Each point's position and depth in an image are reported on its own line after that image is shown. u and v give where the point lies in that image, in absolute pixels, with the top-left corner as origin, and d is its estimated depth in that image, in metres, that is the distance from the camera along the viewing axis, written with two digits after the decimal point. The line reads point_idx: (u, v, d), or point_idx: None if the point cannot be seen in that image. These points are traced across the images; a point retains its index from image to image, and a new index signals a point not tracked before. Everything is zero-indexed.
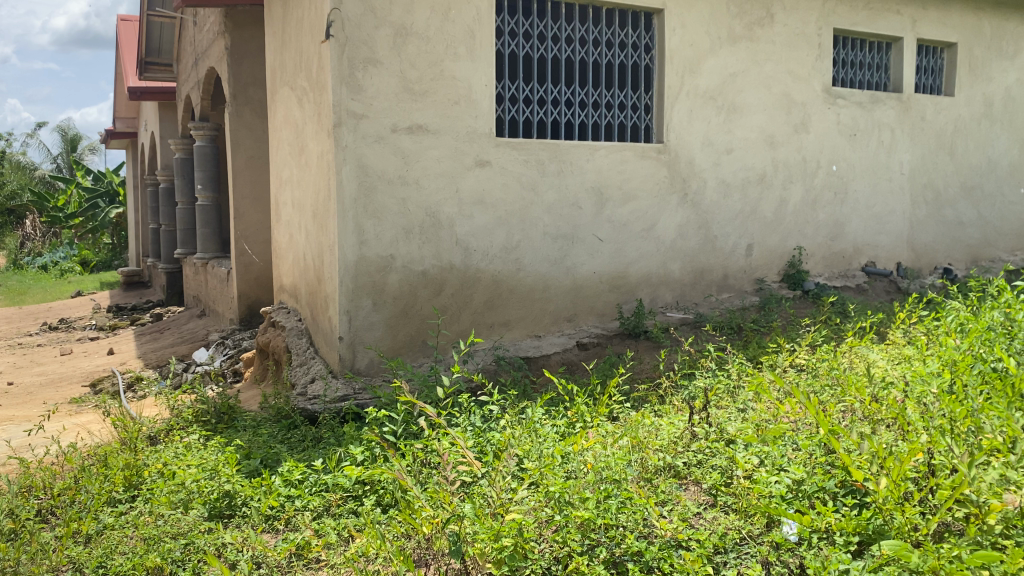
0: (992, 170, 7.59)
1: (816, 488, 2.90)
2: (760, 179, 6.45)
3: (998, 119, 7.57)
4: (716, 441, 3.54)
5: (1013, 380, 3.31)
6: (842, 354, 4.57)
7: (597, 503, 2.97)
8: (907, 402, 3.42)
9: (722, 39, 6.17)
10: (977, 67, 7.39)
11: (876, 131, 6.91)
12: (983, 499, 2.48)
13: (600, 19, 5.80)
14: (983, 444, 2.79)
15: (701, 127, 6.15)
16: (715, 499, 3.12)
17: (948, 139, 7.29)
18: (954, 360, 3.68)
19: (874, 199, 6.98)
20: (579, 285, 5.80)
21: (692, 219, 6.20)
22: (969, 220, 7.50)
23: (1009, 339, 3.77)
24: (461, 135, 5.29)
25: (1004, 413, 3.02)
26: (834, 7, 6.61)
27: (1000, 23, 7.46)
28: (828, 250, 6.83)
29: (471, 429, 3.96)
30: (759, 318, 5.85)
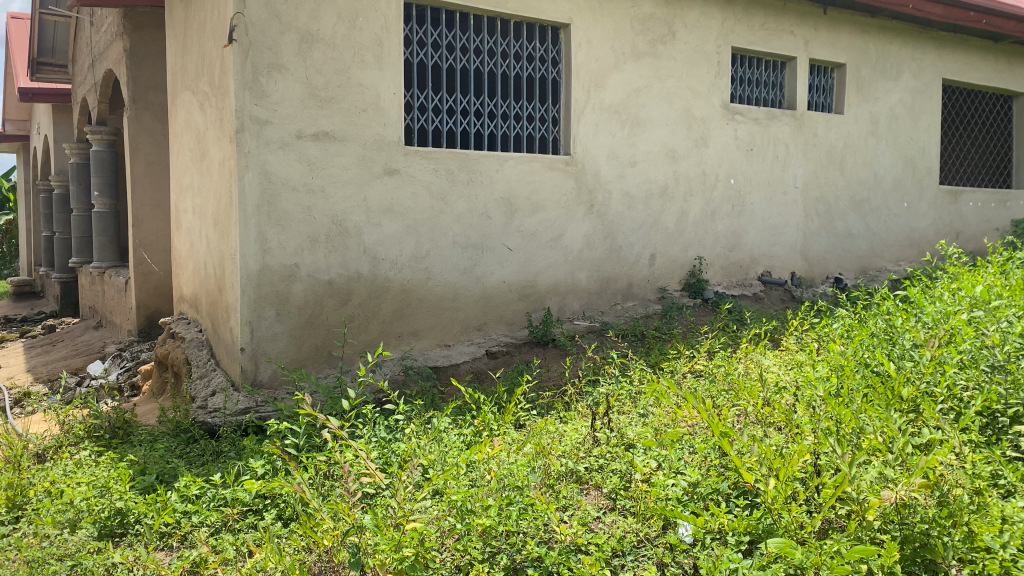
0: (879, 185, 7.99)
1: (710, 489, 2.99)
2: (662, 191, 6.63)
3: (884, 136, 7.98)
4: (616, 446, 3.62)
5: (893, 382, 3.51)
6: (738, 360, 4.73)
7: (498, 510, 3.00)
8: (798, 406, 3.57)
9: (626, 55, 6.33)
10: (864, 87, 7.79)
11: (772, 145, 7.20)
12: (863, 496, 2.58)
13: (508, 31, 5.86)
14: (866, 444, 2.94)
15: (606, 140, 6.28)
16: (614, 502, 3.19)
17: (838, 155, 7.65)
18: (840, 366, 3.88)
19: (770, 212, 7.26)
20: (488, 294, 5.83)
21: (598, 230, 6.31)
22: (858, 232, 7.89)
23: (890, 345, 3.98)
24: (368, 142, 5.25)
25: (885, 414, 3.19)
26: (732, 27, 6.87)
27: (886, 46, 7.89)
28: (727, 261, 7.07)
29: (376, 440, 3.93)
30: (661, 326, 6.01)
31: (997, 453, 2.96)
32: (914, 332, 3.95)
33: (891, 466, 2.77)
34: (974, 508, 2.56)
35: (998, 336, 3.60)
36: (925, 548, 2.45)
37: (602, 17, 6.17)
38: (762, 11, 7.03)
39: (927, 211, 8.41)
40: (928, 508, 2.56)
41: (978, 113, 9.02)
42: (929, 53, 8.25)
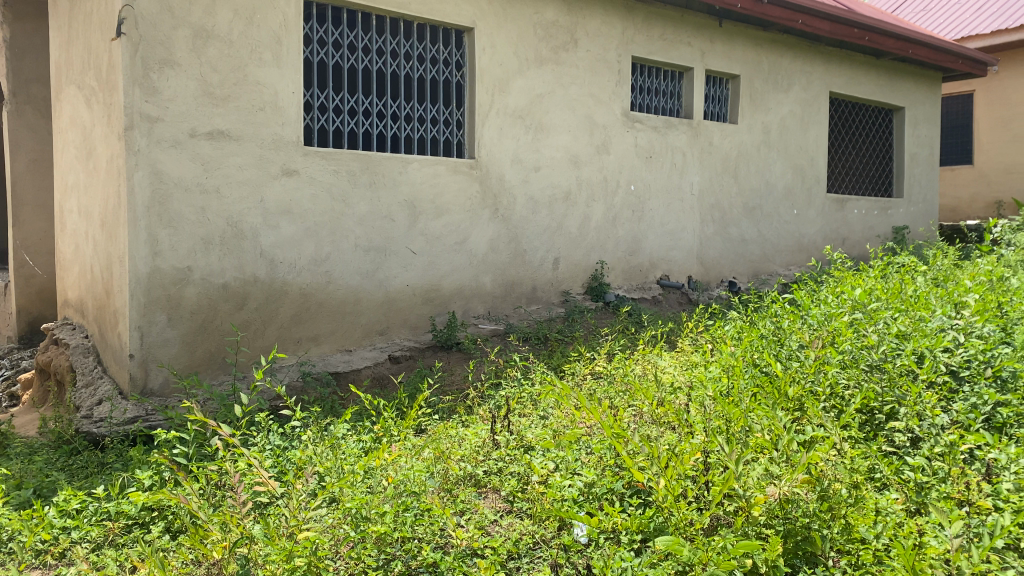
0: (771, 192, 8.30)
1: (605, 489, 3.04)
2: (565, 196, 6.70)
3: (776, 146, 8.30)
4: (515, 448, 3.62)
5: (780, 381, 3.65)
6: (635, 362, 4.82)
7: (394, 516, 2.97)
8: (691, 407, 3.67)
9: (529, 61, 6.38)
10: (757, 99, 8.09)
11: (670, 153, 7.38)
12: (750, 492, 2.65)
13: (411, 33, 5.82)
14: (754, 443, 3.03)
15: (510, 145, 6.31)
16: (512, 505, 3.20)
17: (732, 163, 7.91)
18: (732, 366, 4.01)
19: (668, 217, 7.44)
20: (391, 298, 5.77)
21: (503, 233, 6.33)
22: (751, 238, 8.17)
23: (778, 346, 4.14)
24: (266, 142, 5.11)
25: (772, 414, 3.31)
26: (632, 36, 7.03)
27: (777, 59, 8.22)
28: (628, 265, 7.20)
29: (271, 448, 3.83)
30: (564, 329, 6.07)
31: (874, 448, 3.11)
32: (800, 334, 4.11)
33: (776, 462, 2.87)
34: (852, 501, 2.67)
35: (875, 336, 3.79)
36: (806, 541, 2.54)
37: (505, 22, 6.21)
38: (661, 22, 7.21)
39: (816, 218, 8.79)
40: (810, 503, 2.64)
41: (862, 126, 9.48)
42: (817, 67, 8.64)
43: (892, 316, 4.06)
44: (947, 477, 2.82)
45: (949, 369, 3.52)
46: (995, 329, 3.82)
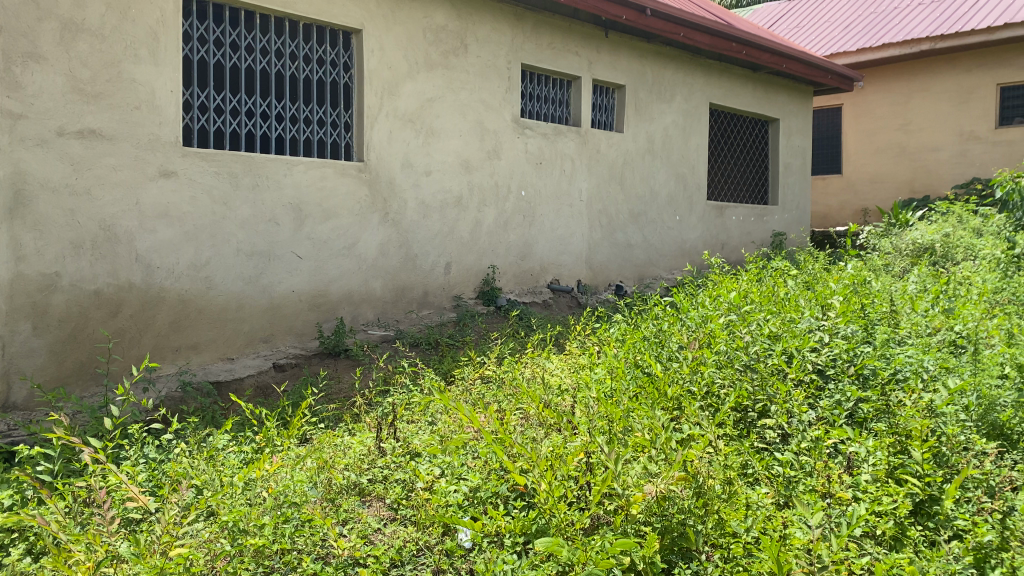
0: (655, 199, 8.55)
1: (490, 493, 3.05)
2: (455, 201, 6.69)
3: (660, 155, 8.55)
4: (401, 455, 3.58)
5: (661, 382, 3.77)
6: (524, 365, 4.86)
7: (273, 528, 2.89)
8: (575, 409, 3.73)
9: (418, 65, 6.35)
10: (642, 108, 8.32)
11: (559, 160, 7.49)
12: (629, 491, 2.71)
13: (296, 33, 5.70)
14: (634, 442, 3.11)
15: (399, 149, 6.26)
16: (396, 512, 3.16)
17: (619, 170, 8.10)
18: (617, 368, 4.11)
19: (557, 223, 7.55)
20: (275, 305, 5.62)
21: (393, 238, 6.27)
22: (636, 243, 8.38)
23: (659, 347, 4.27)
24: (141, 142, 4.89)
25: (651, 414, 3.41)
26: (522, 44, 7.11)
27: (660, 70, 8.48)
28: (518, 269, 7.25)
29: (144, 462, 3.64)
30: (454, 333, 6.05)
31: (746, 445, 3.24)
32: (679, 336, 4.25)
33: (655, 461, 2.95)
34: (725, 496, 2.77)
35: (748, 338, 3.96)
36: (681, 537, 2.65)
37: (394, 25, 6.16)
38: (549, 30, 7.32)
39: (697, 224, 9.10)
40: (686, 499, 2.73)
41: (740, 136, 9.90)
42: (698, 79, 8.96)
43: (765, 318, 4.25)
44: (813, 470, 2.95)
45: (816, 368, 3.71)
46: (856, 330, 4.05)
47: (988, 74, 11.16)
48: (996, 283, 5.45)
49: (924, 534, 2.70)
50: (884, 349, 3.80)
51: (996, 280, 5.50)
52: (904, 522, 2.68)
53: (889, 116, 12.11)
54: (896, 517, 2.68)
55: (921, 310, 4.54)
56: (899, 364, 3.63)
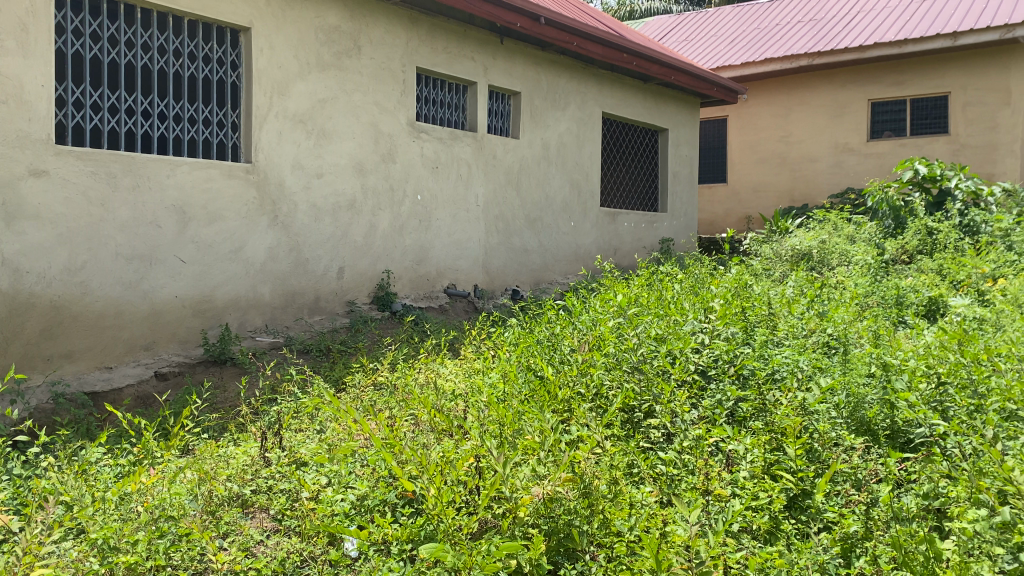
0: (550, 205, 8.64)
1: (377, 501, 3.01)
2: (349, 205, 6.58)
3: (555, 161, 8.65)
4: (286, 465, 3.48)
5: (551, 385, 3.82)
6: (418, 370, 4.81)
7: (148, 544, 2.76)
8: (466, 414, 3.73)
9: (310, 65, 6.23)
10: (537, 115, 8.41)
11: (455, 165, 7.47)
12: (517, 494, 2.73)
13: (181, 29, 5.49)
14: (524, 445, 3.13)
15: (290, 150, 6.12)
16: (280, 523, 3.08)
17: (515, 176, 8.15)
18: (509, 372, 4.13)
19: (454, 227, 7.51)
20: (157, 311, 5.37)
21: (282, 242, 6.11)
22: (532, 248, 8.44)
23: (551, 351, 4.33)
24: (9, 139, 4.61)
25: (541, 416, 3.45)
26: (417, 47, 7.07)
27: (555, 78, 8.60)
28: (414, 274, 7.17)
29: (9, 479, 3.40)
30: (347, 339, 5.93)
31: (633, 445, 3.32)
32: (570, 340, 4.31)
33: (543, 463, 2.97)
34: (610, 497, 2.82)
35: (636, 340, 4.07)
36: (567, 538, 2.70)
37: (285, 24, 6.03)
38: (444, 35, 7.31)
39: (591, 229, 9.25)
40: (573, 501, 2.76)
41: (632, 145, 10.14)
42: (591, 87, 9.14)
43: (652, 321, 4.36)
44: (695, 468, 3.03)
45: (699, 369, 3.84)
46: (736, 332, 4.21)
47: (861, 90, 11.85)
48: (865, 287, 5.77)
49: (797, 527, 2.82)
50: (763, 350, 3.97)
51: (866, 284, 5.83)
52: (778, 515, 2.80)
53: (771, 128, 12.67)
54: (771, 512, 2.80)
55: (797, 312, 4.76)
56: (776, 364, 3.78)
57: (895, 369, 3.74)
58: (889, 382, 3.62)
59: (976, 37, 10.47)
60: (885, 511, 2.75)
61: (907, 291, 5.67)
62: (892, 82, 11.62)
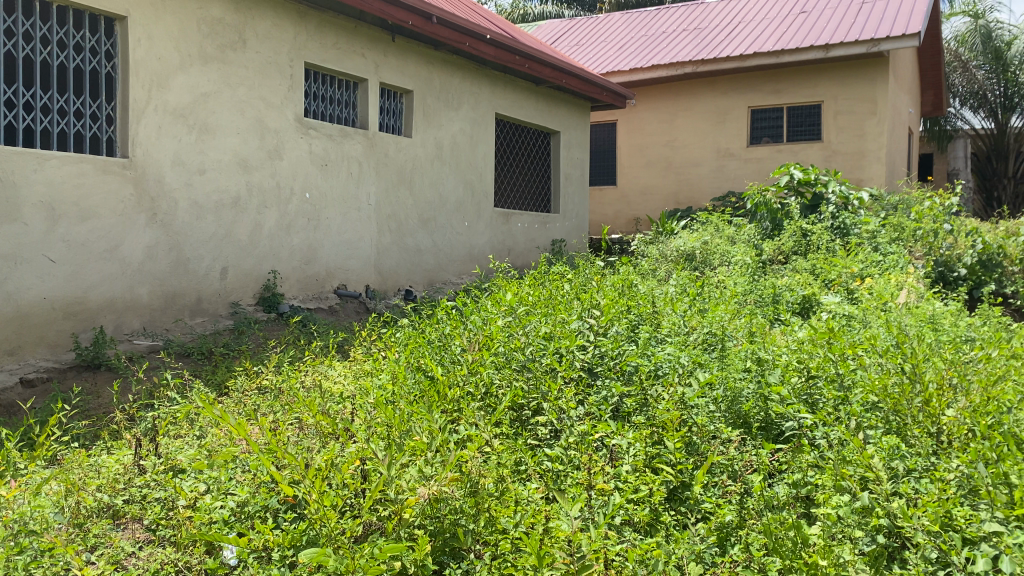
0: (444, 205, 8.58)
1: (258, 507, 2.92)
2: (233, 202, 6.37)
3: (448, 160, 8.61)
4: (162, 472, 3.32)
5: (440, 384, 3.80)
6: (304, 372, 4.70)
7: (8, 561, 2.58)
8: (354, 416, 3.67)
9: (192, 57, 6.00)
10: (429, 114, 8.35)
11: (345, 162, 7.33)
12: (402, 495, 2.71)
13: (50, 16, 5.19)
14: (412, 446, 3.09)
15: (170, 145, 5.87)
16: (154, 534, 2.95)
17: (407, 175, 8.06)
18: (398, 373, 4.09)
19: (344, 226, 7.36)
20: (24, 313, 5.06)
21: (162, 241, 5.86)
22: (425, 248, 8.33)
23: (441, 351, 4.31)
24: None
25: (429, 417, 3.42)
26: (305, 42, 6.91)
27: (447, 77, 8.58)
28: (302, 274, 6.99)
29: None
30: (230, 342, 5.73)
31: (521, 443, 3.35)
32: (460, 340, 4.31)
33: (430, 463, 2.95)
34: (497, 495, 2.85)
35: (525, 339, 4.11)
36: (452, 538, 2.70)
37: (164, 14, 5.78)
38: (333, 30, 7.19)
39: (485, 230, 9.23)
40: (459, 501, 2.77)
41: (524, 146, 10.21)
42: (484, 88, 9.16)
43: (540, 320, 4.41)
44: (580, 464, 3.08)
45: (585, 366, 3.92)
46: (621, 330, 4.32)
47: (741, 98, 12.35)
48: (744, 286, 6.00)
49: (676, 518, 2.92)
50: (646, 348, 4.08)
51: (744, 284, 6.07)
52: (658, 507, 2.88)
53: (658, 132, 13.05)
54: (651, 503, 2.88)
55: (679, 310, 4.91)
56: (659, 360, 3.90)
57: (768, 363, 3.91)
58: (763, 376, 3.77)
59: (845, 49, 11.08)
60: (758, 501, 2.88)
61: (783, 290, 5.94)
62: (769, 91, 12.16)
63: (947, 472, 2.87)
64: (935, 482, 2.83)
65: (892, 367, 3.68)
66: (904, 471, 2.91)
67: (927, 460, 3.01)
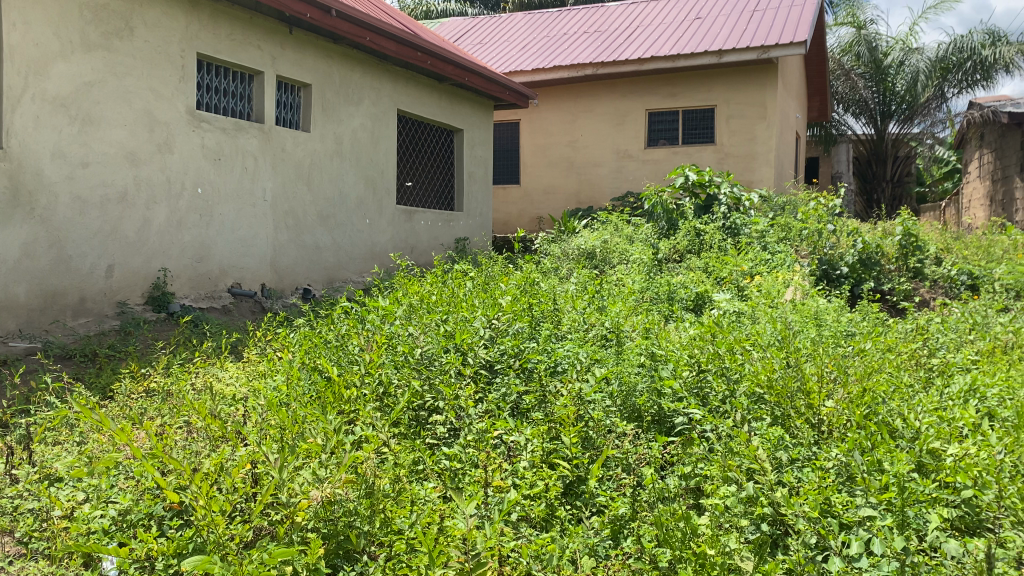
0: (344, 202, 8.42)
1: (141, 515, 2.79)
2: (119, 197, 6.08)
3: (348, 156, 8.45)
4: (36, 481, 3.13)
5: (336, 384, 3.73)
6: (195, 374, 4.54)
7: None
8: (245, 419, 3.57)
9: (74, 44, 5.71)
10: (328, 108, 8.20)
11: (240, 157, 7.11)
12: (294, 498, 2.63)
13: None
14: (305, 448, 3.01)
15: (49, 137, 5.57)
16: (26, 547, 2.78)
17: (305, 171, 7.88)
18: (292, 373, 3.99)
19: (238, 223, 7.14)
20: None
21: (41, 236, 5.55)
22: (324, 246, 8.16)
23: (338, 351, 4.24)
24: None
25: (324, 418, 3.35)
26: (197, 32, 6.66)
27: (346, 72, 8.44)
28: (194, 272, 6.74)
29: None
30: (116, 343, 5.48)
31: (418, 442, 3.33)
32: (357, 340, 4.26)
33: (324, 464, 2.89)
34: (393, 495, 2.82)
35: (423, 337, 4.09)
36: (346, 540, 2.65)
37: None
38: (227, 21, 6.96)
39: (386, 227, 9.10)
40: (352, 502, 2.72)
41: (426, 143, 10.14)
42: (385, 84, 9.05)
43: (439, 318, 4.40)
44: (478, 461, 3.07)
45: (485, 364, 3.93)
46: (521, 327, 4.36)
47: (639, 100, 12.61)
48: (641, 283, 6.15)
49: (572, 512, 2.95)
50: (546, 345, 4.14)
51: (642, 282, 6.21)
52: (553, 502, 2.92)
53: (560, 132, 13.21)
54: (547, 499, 2.91)
55: (579, 307, 4.99)
56: (558, 357, 3.96)
57: (661, 358, 4.01)
58: (656, 370, 3.86)
59: (737, 55, 11.46)
60: (651, 492, 2.94)
61: (678, 287, 6.11)
62: (666, 94, 12.48)
63: (827, 460, 3.01)
64: (816, 470, 2.96)
65: (776, 360, 3.84)
66: (787, 461, 3.03)
67: (809, 450, 3.15)
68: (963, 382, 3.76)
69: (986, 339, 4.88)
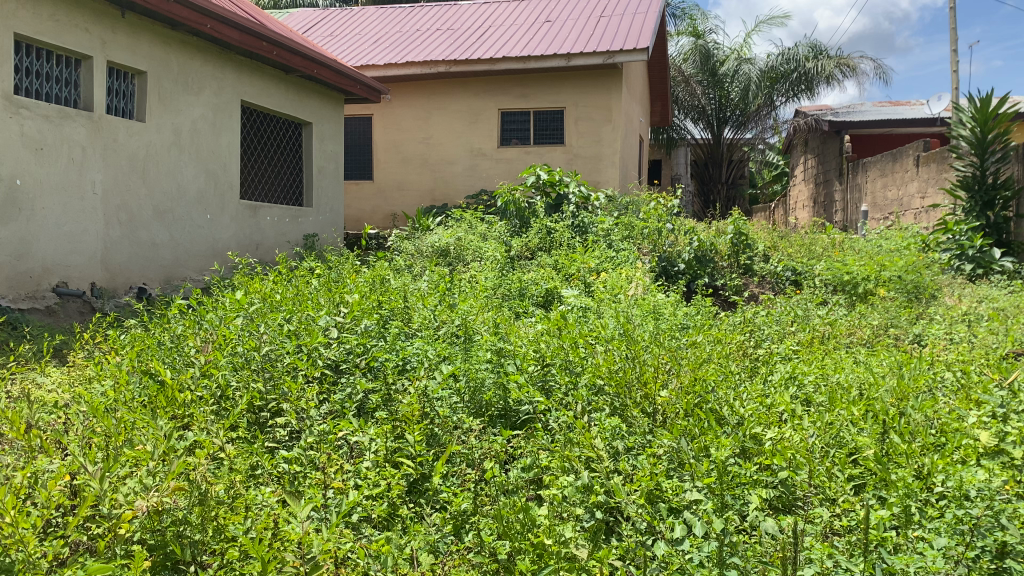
0: (182, 196, 8.01)
1: None
2: None
3: (186, 148, 8.04)
4: None
5: (169, 386, 3.56)
6: (10, 380, 4.18)
7: None
8: (66, 427, 3.33)
9: None
10: (164, 98, 7.78)
11: (65, 147, 6.63)
12: (116, 510, 2.49)
13: None
14: (133, 456, 2.85)
15: None
16: None
17: (139, 163, 7.44)
18: (121, 377, 3.76)
19: (65, 217, 6.64)
20: None
21: None
22: (161, 242, 7.73)
23: (172, 352, 4.05)
24: None
25: (155, 423, 3.20)
26: (14, 11, 6.15)
27: (185, 60, 8.04)
28: (13, 271, 6.22)
29: None
30: None
31: (257, 445, 3.22)
32: (194, 341, 4.10)
33: (152, 472, 2.75)
34: (227, 501, 2.72)
35: (265, 337, 3.98)
36: (174, 550, 2.53)
37: None
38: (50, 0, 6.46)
39: (228, 223, 8.73)
40: (181, 510, 2.60)
41: (272, 137, 9.82)
42: (228, 74, 8.69)
43: (283, 318, 4.28)
44: (319, 464, 3.00)
45: (330, 363, 3.86)
46: (369, 327, 4.29)
47: (491, 100, 12.74)
48: (492, 281, 6.21)
49: (414, 510, 2.94)
50: (394, 343, 4.11)
51: (493, 279, 6.27)
52: (395, 501, 2.90)
53: (413, 129, 13.13)
54: (388, 498, 2.89)
55: (430, 304, 4.97)
56: (406, 354, 3.95)
57: (508, 354, 4.07)
58: (503, 365, 3.91)
59: (585, 59, 11.79)
60: (493, 486, 2.98)
61: (528, 284, 6.22)
62: (517, 95, 12.67)
63: (658, 447, 3.16)
64: (648, 457, 3.09)
65: (616, 353, 3.99)
66: (623, 449, 3.15)
67: (643, 437, 3.30)
68: (784, 370, 4.05)
69: (806, 331, 5.26)
